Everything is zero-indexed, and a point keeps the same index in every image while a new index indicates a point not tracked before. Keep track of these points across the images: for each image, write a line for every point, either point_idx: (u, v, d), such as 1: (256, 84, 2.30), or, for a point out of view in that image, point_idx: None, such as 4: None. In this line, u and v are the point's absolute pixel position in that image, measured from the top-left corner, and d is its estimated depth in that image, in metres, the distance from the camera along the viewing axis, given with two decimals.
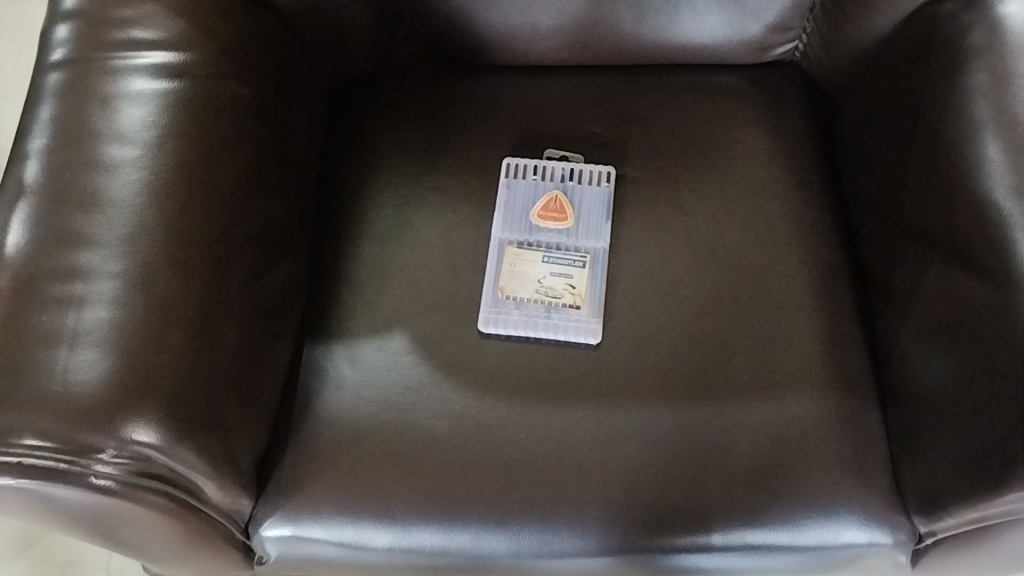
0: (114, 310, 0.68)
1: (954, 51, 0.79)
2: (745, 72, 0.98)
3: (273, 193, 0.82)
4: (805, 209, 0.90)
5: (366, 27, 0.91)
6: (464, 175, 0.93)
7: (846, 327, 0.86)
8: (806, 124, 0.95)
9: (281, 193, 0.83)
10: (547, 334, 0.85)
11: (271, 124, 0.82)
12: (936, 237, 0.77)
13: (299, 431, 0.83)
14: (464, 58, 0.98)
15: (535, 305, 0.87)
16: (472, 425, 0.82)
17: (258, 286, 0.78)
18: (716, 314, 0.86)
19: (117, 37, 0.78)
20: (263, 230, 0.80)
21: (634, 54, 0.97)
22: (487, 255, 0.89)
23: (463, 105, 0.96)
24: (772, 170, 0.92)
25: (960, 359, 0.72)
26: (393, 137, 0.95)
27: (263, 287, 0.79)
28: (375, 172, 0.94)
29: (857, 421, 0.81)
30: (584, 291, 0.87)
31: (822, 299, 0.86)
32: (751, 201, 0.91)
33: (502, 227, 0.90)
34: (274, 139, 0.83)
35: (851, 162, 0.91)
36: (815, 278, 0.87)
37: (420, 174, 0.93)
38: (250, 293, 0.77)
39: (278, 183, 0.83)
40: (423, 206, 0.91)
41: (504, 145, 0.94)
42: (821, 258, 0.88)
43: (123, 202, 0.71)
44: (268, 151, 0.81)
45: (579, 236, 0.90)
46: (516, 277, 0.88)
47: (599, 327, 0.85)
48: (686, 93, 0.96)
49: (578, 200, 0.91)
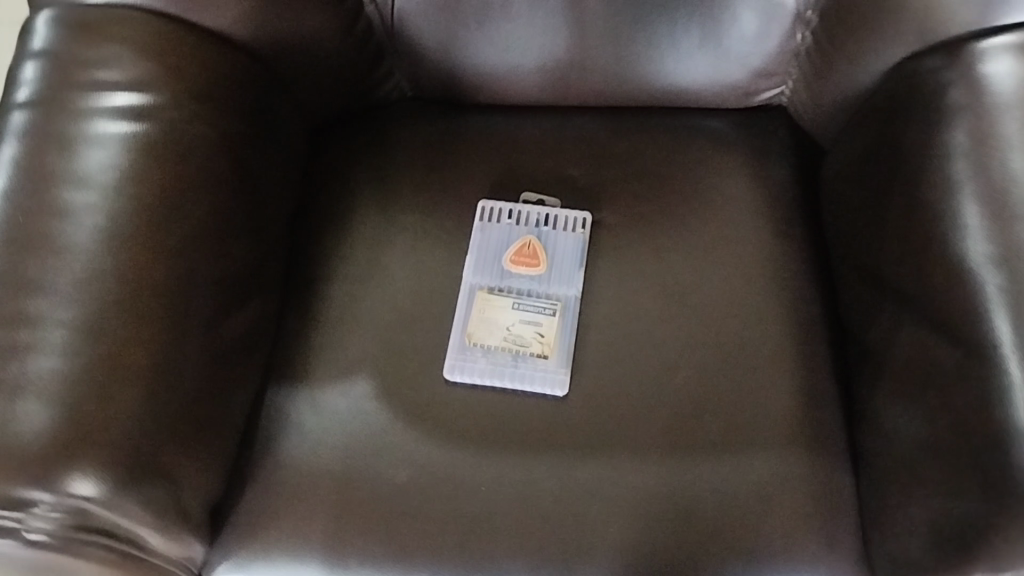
0: (64, 358, 0.67)
1: (934, 108, 0.77)
2: (729, 117, 0.96)
3: (240, 235, 0.81)
4: (784, 260, 0.89)
5: (344, 64, 0.90)
6: (439, 216, 0.92)
7: (821, 384, 0.84)
8: (789, 173, 0.93)
9: (252, 235, 0.82)
10: (514, 384, 0.83)
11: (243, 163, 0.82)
12: (913, 299, 0.75)
13: (258, 477, 0.81)
14: (446, 96, 0.97)
15: (502, 354, 0.85)
16: (433, 475, 0.80)
17: (219, 330, 0.77)
18: (688, 367, 0.84)
19: (84, 78, 0.77)
20: (229, 272, 0.79)
21: (617, 95, 0.95)
22: (456, 300, 0.87)
23: (442, 144, 0.95)
24: (752, 220, 0.90)
25: (932, 428, 0.70)
26: (372, 174, 0.94)
27: (225, 332, 0.78)
28: (350, 211, 0.92)
29: (829, 482, 0.79)
30: (553, 340, 0.85)
31: (798, 356, 0.84)
32: (729, 251, 0.89)
33: (473, 271, 0.89)
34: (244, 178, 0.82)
35: (834, 212, 0.89)
36: (791, 332, 0.85)
37: (394, 214, 0.92)
38: (210, 337, 0.76)
39: (248, 225, 0.82)
40: (397, 247, 0.90)
41: (481, 187, 0.93)
42: (799, 312, 0.86)
43: (78, 248, 0.70)
44: (240, 193, 0.81)
45: (551, 282, 0.88)
46: (485, 324, 0.86)
47: (566, 378, 0.83)
48: (668, 138, 0.95)
49: (552, 245, 0.90)
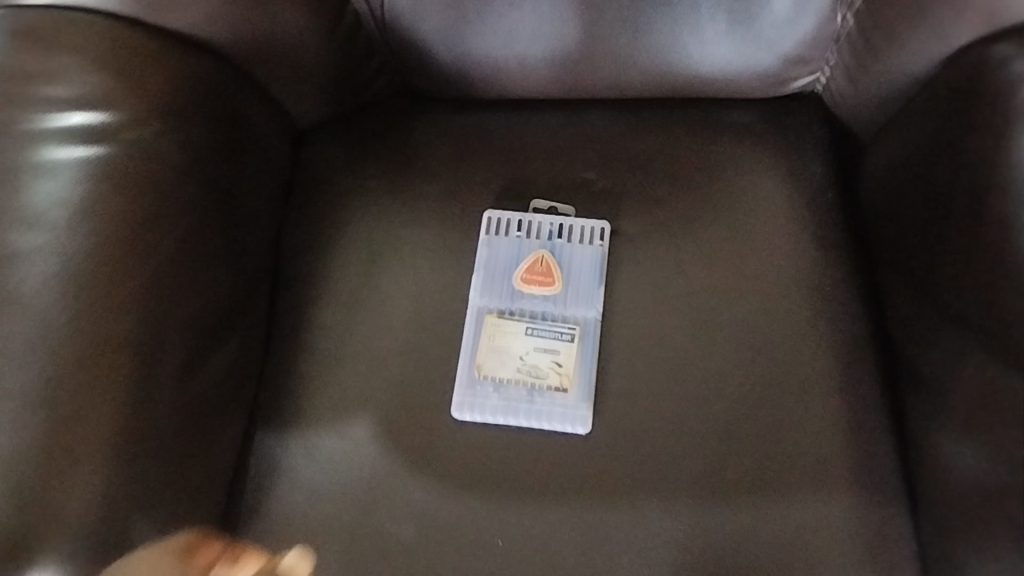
0: (15, 433, 0.58)
1: (1000, 106, 0.67)
2: (757, 109, 0.87)
3: (218, 267, 0.72)
4: (824, 272, 0.80)
5: (328, 63, 0.80)
6: (440, 230, 0.82)
7: (872, 412, 0.75)
8: (825, 171, 0.84)
9: (230, 265, 0.73)
10: (531, 422, 0.75)
11: (217, 184, 0.72)
12: (982, 326, 0.66)
13: (249, 534, 0.73)
14: (442, 93, 0.87)
15: (516, 388, 0.76)
16: (444, 528, 0.72)
17: (194, 378, 0.69)
18: (723, 396, 0.75)
19: (30, 96, 0.67)
20: (204, 311, 0.70)
21: (633, 89, 0.85)
22: (462, 325, 0.79)
23: (440, 148, 0.86)
24: (786, 228, 0.81)
25: (1009, 480, 0.61)
26: (364, 184, 0.84)
27: (201, 379, 0.70)
28: (340, 227, 0.83)
29: (883, 524, 0.71)
30: (572, 371, 0.77)
31: (843, 382, 0.76)
32: (764, 264, 0.80)
33: (480, 293, 0.80)
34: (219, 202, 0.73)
35: (881, 216, 0.79)
36: (836, 353, 0.77)
37: (390, 230, 0.83)
38: (184, 389, 0.68)
39: (226, 255, 0.73)
40: (395, 267, 0.81)
41: (486, 196, 0.84)
42: (844, 330, 0.78)
43: (27, 300, 0.61)
44: (213, 220, 0.72)
45: (568, 303, 0.79)
46: (495, 353, 0.77)
47: (589, 415, 0.75)
48: (690, 136, 0.86)
49: (567, 261, 0.81)
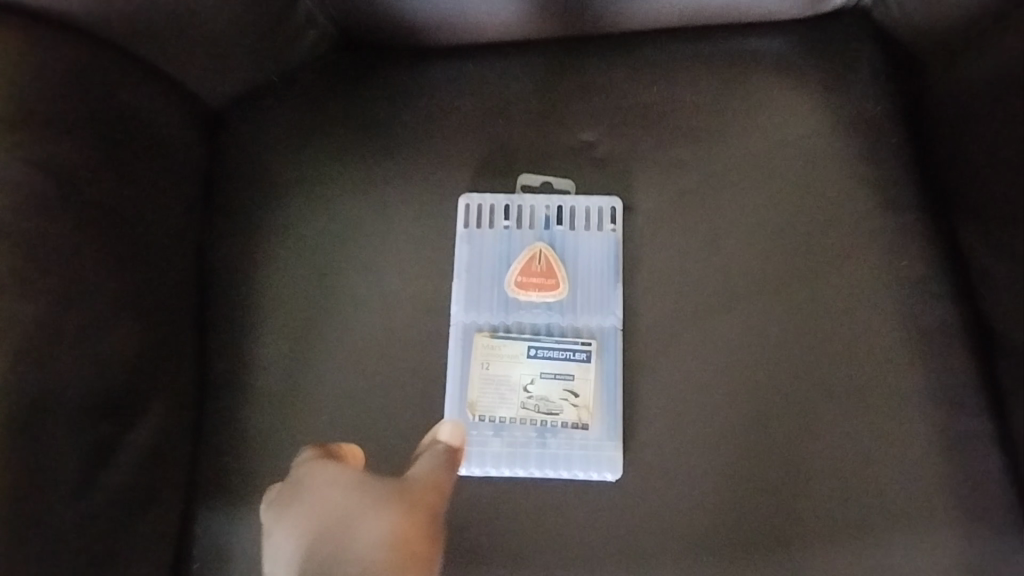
0: None
1: None
2: (791, 34, 0.68)
3: (122, 319, 0.54)
4: (893, 236, 0.64)
5: (231, 22, 0.60)
6: (410, 225, 0.66)
7: (969, 417, 0.59)
8: (887, 108, 0.66)
9: (140, 314, 0.56)
10: (547, 472, 0.60)
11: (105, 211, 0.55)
12: None
13: None
14: (390, 45, 0.68)
15: (522, 428, 0.61)
16: None
17: (108, 471, 0.52)
18: (776, 419, 0.61)
19: None
20: (108, 387, 0.53)
21: (631, 20, 0.66)
22: (448, 350, 0.63)
23: (398, 117, 0.67)
24: (840, 191, 0.65)
25: None
26: (308, 177, 0.67)
27: (115, 475, 0.53)
28: (284, 231, 0.66)
29: (995, 559, 0.57)
30: (591, 402, 0.62)
31: (927, 384, 0.61)
32: (816, 241, 0.64)
33: (467, 307, 0.64)
34: (115, 231, 0.55)
35: (937, 170, 0.63)
36: (917, 343, 0.61)
37: (345, 230, 0.66)
38: (94, 494, 0.51)
39: (132, 299, 0.56)
40: (357, 279, 0.65)
41: (462, 175, 0.67)
42: (925, 310, 0.62)
43: None
44: (103, 258, 0.54)
45: (577, 311, 0.64)
46: (492, 386, 0.62)
47: (619, 456, 0.60)
48: (708, 78, 0.68)
49: (571, 255, 0.65)
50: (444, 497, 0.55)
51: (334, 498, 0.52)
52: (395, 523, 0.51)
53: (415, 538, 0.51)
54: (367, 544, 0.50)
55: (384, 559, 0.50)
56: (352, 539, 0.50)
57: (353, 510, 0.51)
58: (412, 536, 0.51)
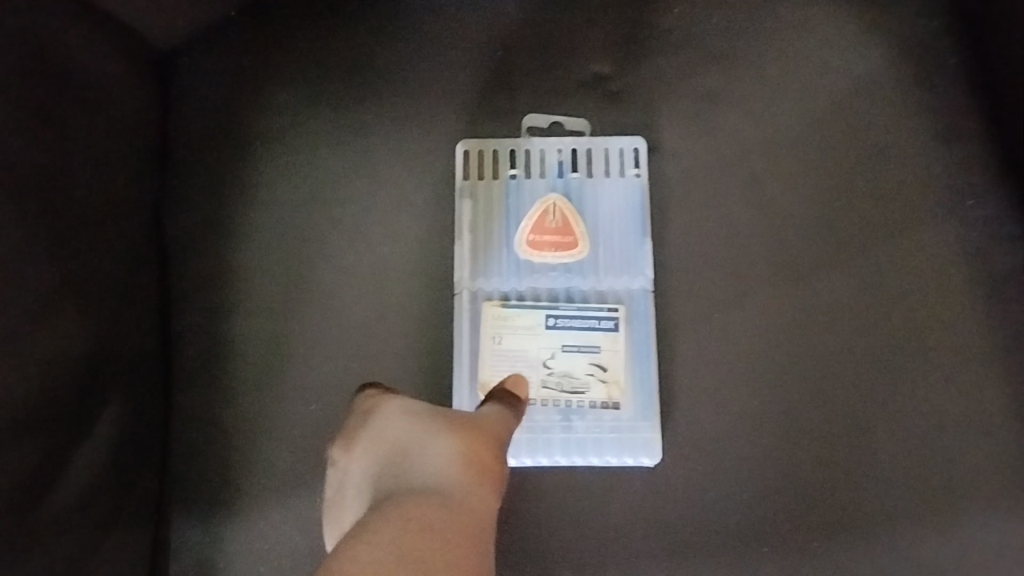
0: None
1: None
2: None
3: (69, 309, 0.45)
4: (956, 170, 0.55)
5: None
6: (401, 179, 0.57)
7: None
8: (944, 23, 0.57)
9: (90, 301, 0.47)
10: (575, 459, 0.52)
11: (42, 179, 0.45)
12: None
13: None
14: None
15: (543, 411, 0.53)
16: None
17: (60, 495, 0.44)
18: (831, 385, 0.53)
19: None
20: (57, 391, 0.44)
21: None
22: (454, 324, 0.54)
23: (379, 55, 0.58)
24: (894, 123, 0.56)
25: None
26: (279, 129, 0.58)
27: (70, 499, 0.44)
28: (255, 192, 0.57)
29: None
30: (621, 377, 0.53)
31: (1001, 339, 0.53)
32: (870, 180, 0.56)
33: (474, 272, 0.55)
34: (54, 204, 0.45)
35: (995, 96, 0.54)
36: (987, 292, 0.54)
37: (325, 187, 0.57)
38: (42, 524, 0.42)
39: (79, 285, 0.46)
40: (343, 244, 0.56)
41: (459, 118, 0.58)
42: (993, 255, 0.54)
43: None
44: (45, 237, 0.44)
45: (601, 272, 0.55)
46: (506, 363, 0.53)
47: (656, 438, 0.52)
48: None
49: (591, 207, 0.56)
50: (509, 424, 0.43)
51: (391, 428, 0.41)
52: (460, 443, 0.38)
53: (487, 460, 0.38)
54: (434, 462, 0.37)
55: (454, 473, 0.36)
56: (419, 457, 0.38)
57: (416, 434, 0.40)
58: (481, 452, 0.38)
